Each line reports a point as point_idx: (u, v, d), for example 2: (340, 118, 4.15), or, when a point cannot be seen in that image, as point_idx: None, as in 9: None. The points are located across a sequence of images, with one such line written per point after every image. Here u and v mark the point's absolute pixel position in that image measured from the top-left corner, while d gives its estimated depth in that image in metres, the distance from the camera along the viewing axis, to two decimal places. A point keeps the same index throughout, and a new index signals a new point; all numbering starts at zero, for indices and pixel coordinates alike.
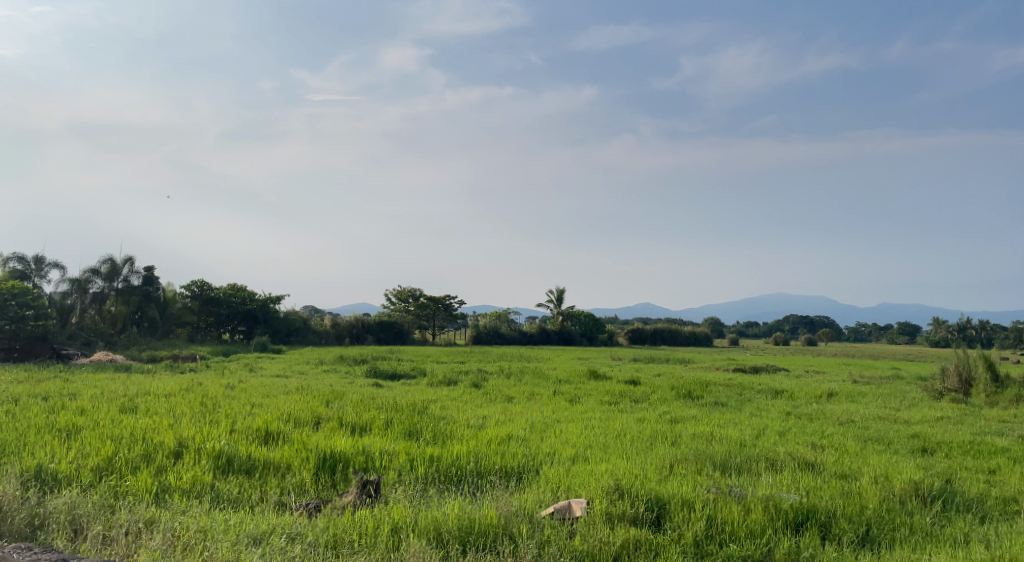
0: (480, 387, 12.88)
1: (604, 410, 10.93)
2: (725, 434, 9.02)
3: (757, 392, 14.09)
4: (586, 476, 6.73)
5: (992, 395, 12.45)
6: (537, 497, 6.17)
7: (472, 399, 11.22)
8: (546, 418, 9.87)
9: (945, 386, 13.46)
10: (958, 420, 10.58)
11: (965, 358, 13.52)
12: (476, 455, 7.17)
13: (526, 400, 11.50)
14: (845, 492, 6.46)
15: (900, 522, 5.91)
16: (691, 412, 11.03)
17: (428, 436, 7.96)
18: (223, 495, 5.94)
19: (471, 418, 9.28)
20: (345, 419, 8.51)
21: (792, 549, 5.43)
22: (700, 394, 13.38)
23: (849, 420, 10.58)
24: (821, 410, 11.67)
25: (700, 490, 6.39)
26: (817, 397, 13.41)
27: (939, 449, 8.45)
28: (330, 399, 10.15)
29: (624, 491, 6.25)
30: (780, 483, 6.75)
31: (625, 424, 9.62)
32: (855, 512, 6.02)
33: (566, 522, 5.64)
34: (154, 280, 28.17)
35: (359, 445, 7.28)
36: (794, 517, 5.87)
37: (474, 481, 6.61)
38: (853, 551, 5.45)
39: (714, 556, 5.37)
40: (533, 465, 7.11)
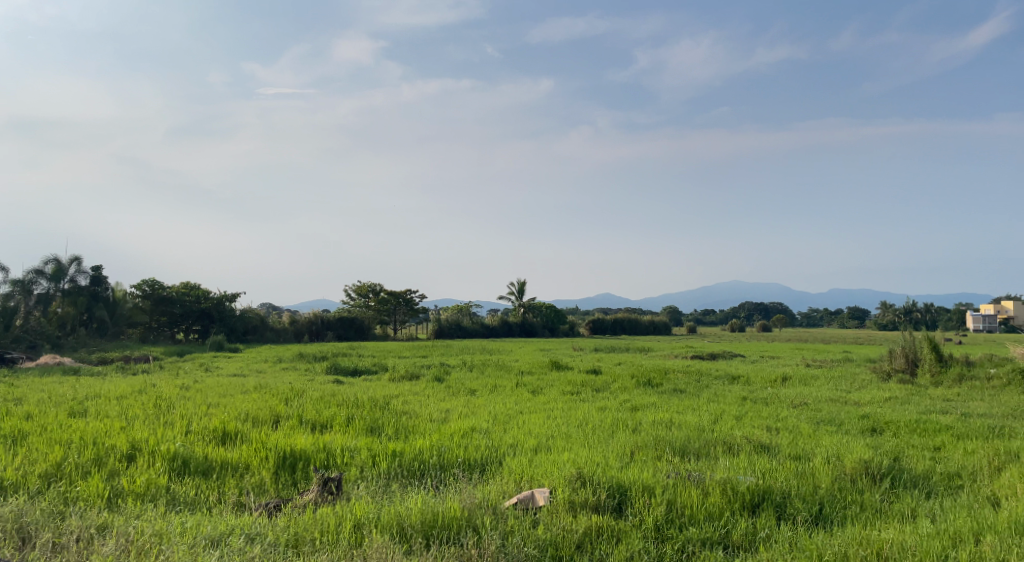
0: (443, 381, 12.87)
1: (566, 399, 11.04)
2: (683, 420, 9.19)
3: (715, 378, 14.38)
4: (548, 466, 6.79)
5: (937, 374, 12.93)
6: (499, 488, 6.21)
7: (435, 393, 11.20)
8: (508, 409, 9.92)
9: (892, 366, 13.89)
10: (904, 400, 10.98)
11: (911, 340, 14.01)
12: (439, 449, 7.18)
13: (488, 393, 11.53)
14: (800, 473, 6.66)
15: (851, 500, 6.11)
16: (651, 399, 11.21)
17: (390, 431, 7.93)
18: (179, 497, 5.84)
19: (434, 412, 9.27)
20: (305, 417, 8.42)
21: (748, 529, 5.58)
22: (659, 381, 13.60)
23: (802, 403, 10.88)
24: (776, 394, 11.97)
25: (661, 475, 6.51)
26: (771, 382, 13.75)
27: (888, 428, 8.75)
28: (289, 397, 10.02)
29: (586, 479, 6.33)
30: (737, 465, 6.91)
31: (585, 413, 9.73)
32: (809, 491, 6.21)
33: (529, 512, 5.70)
34: (102, 280, 27.39)
35: (319, 442, 7.21)
36: (750, 499, 6.02)
37: (438, 474, 6.62)
38: (807, 529, 5.62)
39: (674, 539, 5.47)
40: (496, 457, 7.14)
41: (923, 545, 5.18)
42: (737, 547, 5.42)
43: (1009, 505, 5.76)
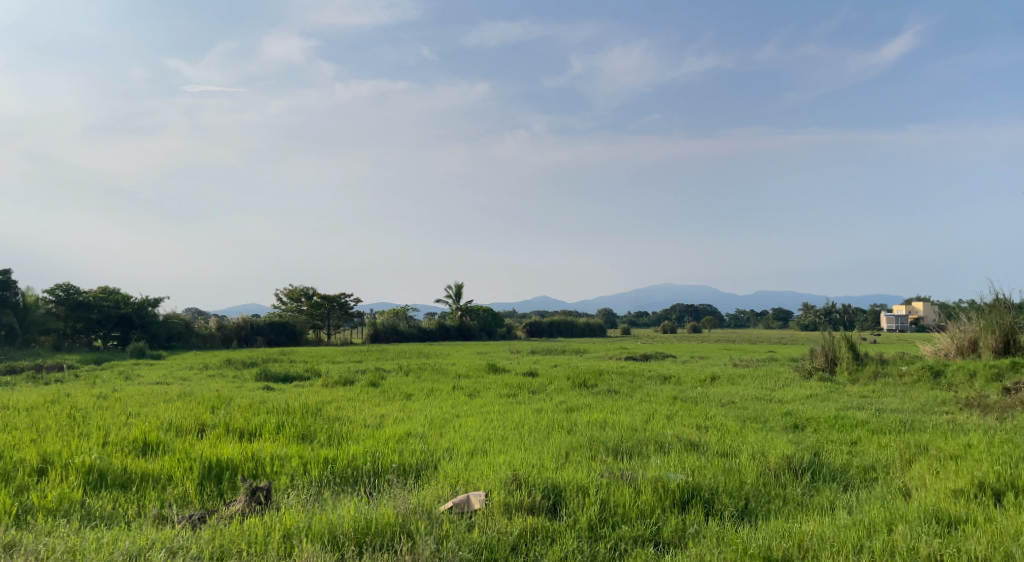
0: (378, 386, 12.71)
1: (503, 402, 11.08)
2: (617, 421, 9.33)
3: (648, 379, 14.67)
4: (484, 469, 6.80)
5: (854, 372, 13.56)
6: (434, 492, 6.18)
7: (369, 398, 11.06)
8: (444, 413, 9.88)
9: (813, 365, 14.51)
10: (825, 397, 11.47)
11: (830, 339, 14.66)
12: (373, 455, 7.09)
13: (423, 397, 11.45)
14: (727, 469, 6.88)
15: (775, 494, 6.34)
16: (586, 400, 11.36)
17: (323, 438, 7.78)
18: (95, 512, 5.59)
19: (368, 417, 9.15)
20: (232, 425, 8.19)
21: (679, 526, 5.72)
22: (594, 382, 13.79)
23: (730, 401, 11.23)
24: (705, 393, 12.31)
25: (594, 475, 6.61)
26: (701, 381, 14.14)
27: (809, 424, 9.12)
28: (216, 404, 9.72)
29: (521, 481, 6.37)
30: (668, 463, 7.08)
31: (522, 416, 9.78)
32: (736, 487, 6.42)
33: (464, 515, 5.71)
34: (11, 285, 26.08)
35: (248, 451, 7.01)
36: (680, 495, 6.18)
37: (371, 480, 6.53)
38: (733, 524, 5.79)
39: (607, 538, 5.56)
40: (432, 461, 7.10)
41: (841, 535, 5.41)
42: (667, 543, 5.55)
43: (920, 496, 6.09)
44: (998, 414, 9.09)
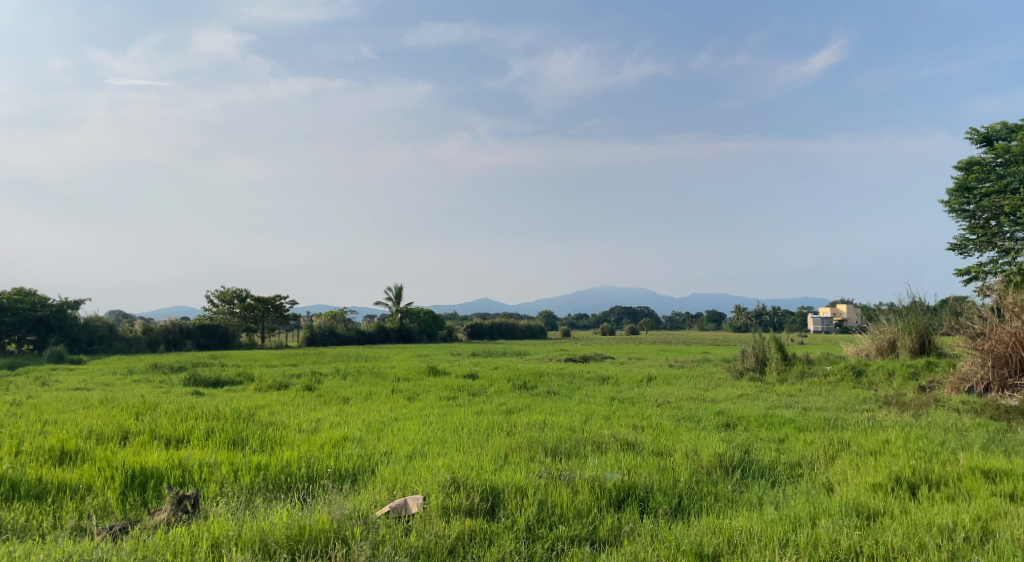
0: (314, 390, 12.47)
1: (442, 405, 11.02)
2: (555, 422, 9.41)
3: (586, 380, 14.86)
4: (422, 472, 6.75)
5: (782, 372, 14.04)
6: (371, 497, 6.10)
7: (305, 403, 10.84)
8: (382, 416, 9.77)
9: (744, 365, 14.99)
10: (755, 396, 11.84)
11: (760, 340, 15.17)
12: (308, 460, 6.95)
13: (361, 401, 11.28)
14: (661, 468, 7.03)
15: (707, 492, 6.50)
16: (525, 402, 11.43)
17: (255, 444, 7.58)
18: (6, 525, 5.31)
19: (303, 422, 8.97)
20: (157, 432, 7.90)
21: (614, 525, 5.80)
22: (533, 384, 13.88)
23: (665, 402, 11.47)
24: (641, 393, 12.54)
25: (532, 476, 6.65)
26: (638, 382, 14.39)
27: (740, 423, 9.39)
28: (141, 411, 9.35)
29: (460, 483, 6.35)
30: (605, 463, 7.18)
31: (460, 418, 9.75)
32: (670, 485, 6.56)
33: (401, 519, 5.66)
34: None
35: (174, 458, 6.78)
36: (616, 494, 6.27)
37: (305, 487, 6.40)
38: (666, 521, 5.92)
39: (543, 538, 5.60)
40: (369, 466, 7.01)
41: (768, 530, 5.59)
42: (603, 542, 5.62)
43: (842, 490, 6.35)
44: (913, 411, 9.55)
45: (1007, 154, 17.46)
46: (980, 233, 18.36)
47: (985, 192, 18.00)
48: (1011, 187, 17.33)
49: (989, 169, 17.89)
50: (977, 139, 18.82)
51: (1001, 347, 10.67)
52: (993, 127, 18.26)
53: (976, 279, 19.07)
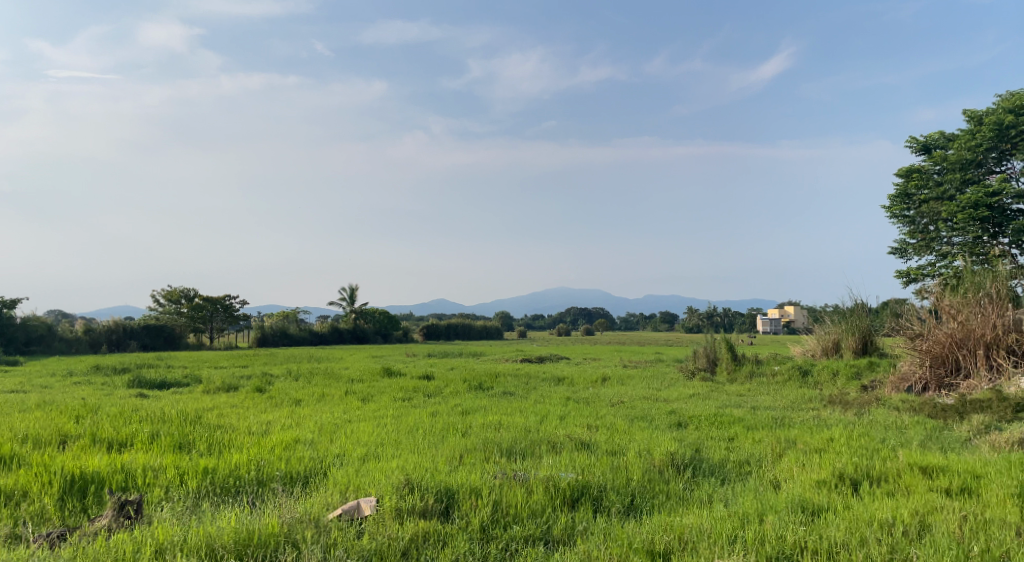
0: (264, 391, 12.25)
1: (397, 406, 10.93)
2: (511, 422, 9.43)
3: (541, 380, 14.91)
4: (376, 474, 6.68)
5: (732, 372, 14.34)
6: (322, 500, 6.02)
7: (255, 405, 10.63)
8: (335, 418, 9.65)
9: (696, 365, 15.29)
10: (706, 396, 12.06)
11: (711, 341, 15.47)
12: (258, 463, 6.82)
13: (314, 402, 11.11)
14: (614, 467, 7.10)
15: (659, 490, 6.60)
16: (480, 403, 11.43)
17: (202, 447, 7.40)
18: None
19: (253, 424, 8.79)
20: (99, 435, 7.65)
21: (568, 524, 5.84)
22: (489, 384, 13.89)
23: (619, 401, 11.60)
24: (596, 393, 12.67)
25: (487, 476, 6.64)
26: (593, 382, 14.52)
27: (691, 422, 9.55)
28: (81, 414, 9.04)
29: (413, 485, 6.31)
30: (560, 463, 7.23)
31: (415, 419, 9.68)
32: (623, 484, 6.63)
33: (354, 522, 5.61)
34: None
35: (116, 462, 6.57)
36: (570, 494, 6.31)
37: (254, 490, 6.28)
38: (619, 519, 5.98)
39: (497, 538, 5.61)
40: (321, 468, 6.91)
41: (717, 527, 5.70)
42: (557, 541, 5.65)
43: (789, 487, 6.51)
44: (856, 409, 9.86)
45: (944, 162, 18.08)
46: (920, 238, 19.04)
47: (923, 198, 18.66)
48: (949, 194, 17.99)
49: (927, 176, 18.53)
50: (917, 147, 19.50)
51: (939, 348, 11.10)
52: (931, 136, 18.93)
53: (915, 281, 19.81)
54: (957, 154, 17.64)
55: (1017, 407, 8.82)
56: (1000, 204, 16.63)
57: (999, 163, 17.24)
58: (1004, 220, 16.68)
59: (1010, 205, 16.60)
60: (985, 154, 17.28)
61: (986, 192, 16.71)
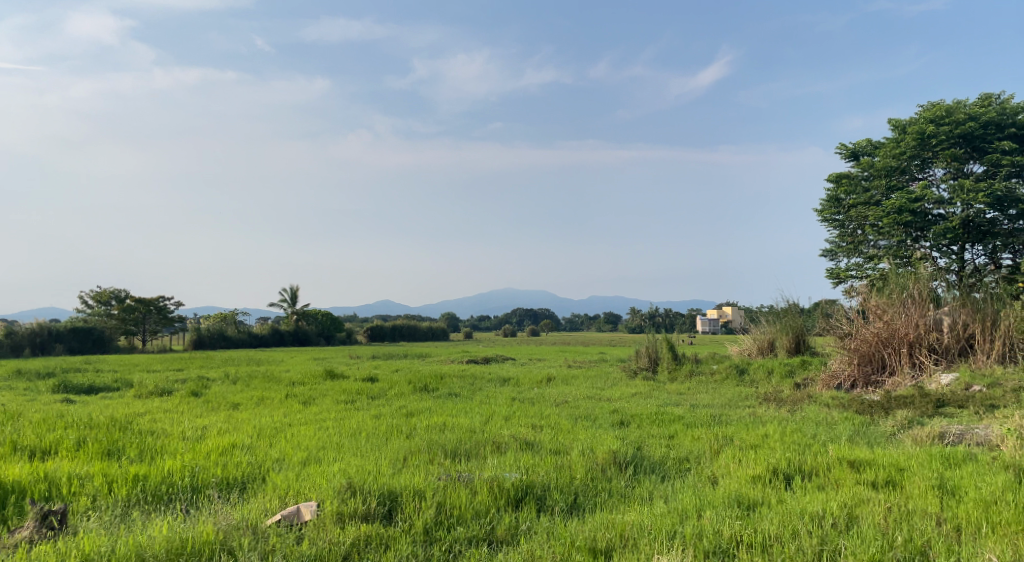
0: (200, 395, 11.89)
1: (339, 409, 10.76)
2: (456, 423, 9.39)
3: (487, 381, 14.89)
4: (316, 479, 6.56)
5: (672, 371, 14.63)
6: (260, 506, 5.88)
7: (190, 409, 10.30)
8: (275, 422, 9.44)
9: (638, 365, 15.52)
10: (647, 395, 12.26)
11: (653, 341, 15.75)
12: (192, 469, 6.61)
13: (252, 406, 10.83)
14: (558, 466, 7.16)
15: (601, 488, 6.67)
16: (425, 404, 11.35)
17: (132, 454, 7.14)
18: None
19: (187, 429, 8.51)
20: (21, 443, 7.30)
21: (511, 524, 5.84)
22: (434, 386, 13.81)
23: (564, 401, 11.69)
24: (541, 393, 12.72)
25: (431, 478, 6.60)
26: (538, 382, 14.60)
27: (633, 421, 9.70)
28: (1, 420, 8.62)
29: (355, 488, 6.22)
30: (504, 463, 7.24)
31: (357, 422, 9.55)
32: (566, 483, 6.69)
33: (293, 528, 5.50)
34: None
35: (39, 471, 6.28)
36: (514, 494, 6.32)
37: (188, 498, 6.09)
38: (561, 517, 6.02)
39: (441, 540, 5.58)
40: (260, 473, 6.74)
41: (657, 523, 5.79)
42: (500, 542, 5.65)
43: (726, 482, 6.67)
44: (789, 406, 10.18)
45: (871, 169, 18.81)
46: (849, 241, 19.78)
47: (852, 203, 19.39)
48: (875, 199, 18.73)
49: (856, 182, 19.27)
50: (846, 154, 20.25)
51: (866, 347, 11.55)
52: (860, 144, 19.70)
53: (845, 283, 20.58)
54: (883, 161, 18.36)
55: (938, 403, 9.24)
56: (922, 210, 17.37)
57: (921, 170, 17.98)
58: (926, 225, 17.44)
59: (931, 210, 17.36)
60: (909, 161, 17.98)
61: (909, 197, 17.44)
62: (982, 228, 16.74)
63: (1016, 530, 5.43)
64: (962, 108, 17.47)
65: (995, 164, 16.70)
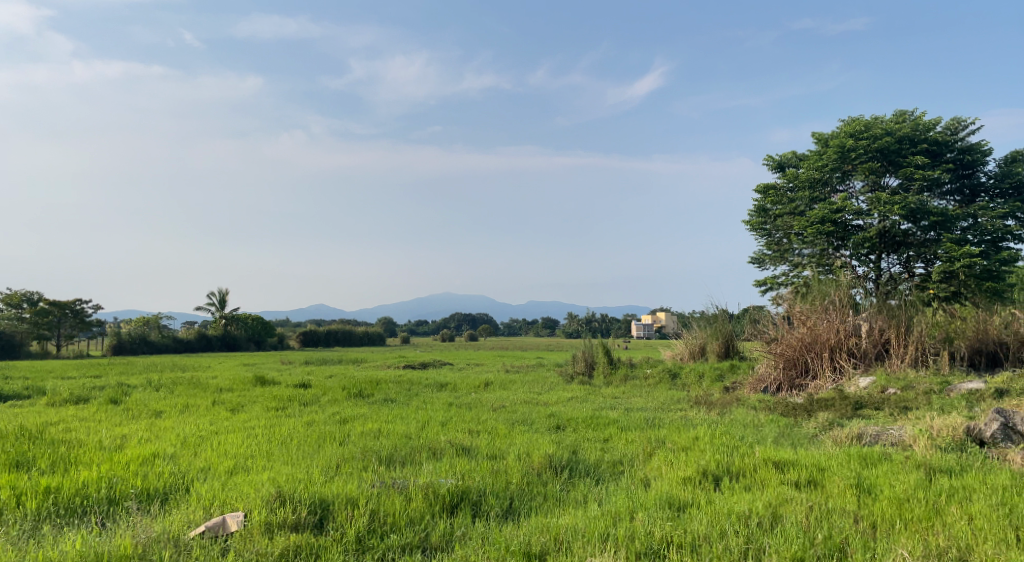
0: (119, 403, 11.39)
1: (270, 416, 10.47)
2: (391, 429, 9.27)
3: (424, 386, 14.77)
4: (244, 488, 6.36)
5: (608, 375, 14.83)
6: (183, 517, 5.65)
7: (108, 418, 9.85)
8: (200, 430, 9.10)
9: (575, 370, 15.66)
10: (583, 399, 12.39)
11: (589, 346, 15.95)
12: (110, 480, 6.31)
13: (176, 414, 10.42)
14: (495, 471, 7.14)
15: (537, 492, 6.69)
16: (360, 410, 11.18)
17: (44, 465, 6.76)
18: None
19: (105, 439, 8.12)
20: None
21: (446, 530, 5.79)
22: (369, 391, 13.60)
23: (501, 406, 11.70)
24: (477, 398, 12.69)
25: (365, 486, 6.48)
26: (475, 387, 14.57)
27: (569, 425, 9.78)
28: None
29: (285, 497, 6.06)
30: (440, 469, 7.18)
31: (289, 429, 9.32)
32: (502, 487, 6.68)
33: (218, 539, 5.31)
34: None
35: None
36: (448, 500, 6.27)
37: (104, 510, 5.81)
38: (496, 522, 6.01)
39: (374, 549, 5.48)
40: (183, 484, 6.48)
41: (591, 526, 5.85)
42: (435, 548, 5.59)
43: (658, 484, 6.79)
44: (719, 410, 10.45)
45: (795, 180, 19.56)
46: (775, 249, 20.49)
47: (778, 213, 20.10)
48: (799, 209, 19.47)
49: (782, 193, 20.00)
50: (772, 165, 20.99)
51: (791, 351, 11.97)
52: (785, 156, 20.45)
53: (771, 289, 21.27)
54: (806, 173, 19.10)
55: (856, 404, 9.66)
56: (842, 220, 18.12)
57: (842, 182, 18.78)
58: (846, 235, 18.22)
59: (851, 220, 18.14)
60: (831, 174, 18.76)
61: (831, 208, 18.19)
62: (897, 238, 17.58)
63: (927, 526, 5.70)
64: (879, 125, 18.36)
65: (909, 177, 17.57)
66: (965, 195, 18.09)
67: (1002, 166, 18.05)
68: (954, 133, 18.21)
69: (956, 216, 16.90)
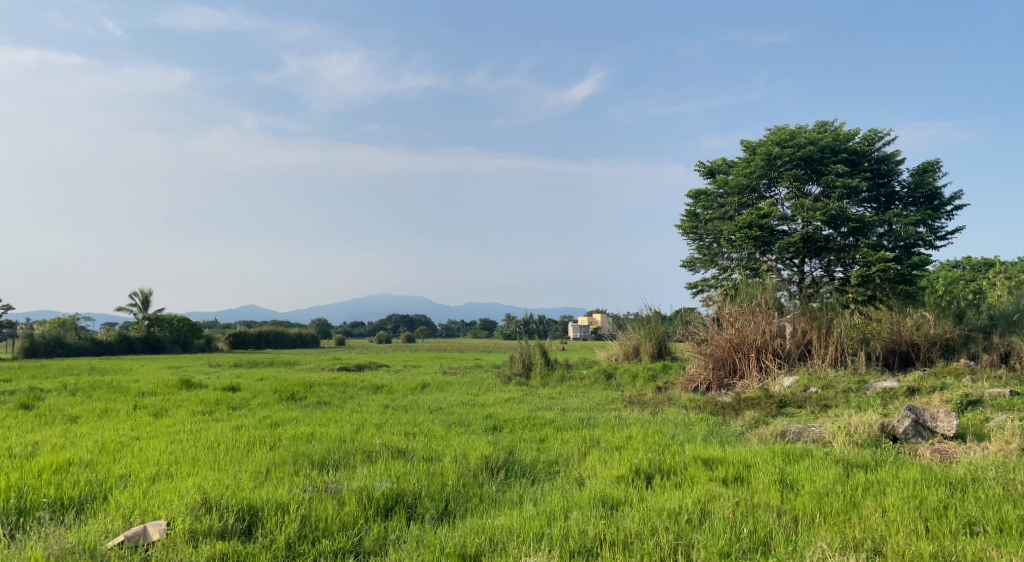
0: (33, 408, 10.79)
1: (196, 420, 10.10)
2: (324, 433, 9.09)
3: (359, 389, 14.54)
4: (167, 495, 6.12)
5: (544, 376, 14.94)
6: (101, 527, 5.40)
7: (20, 424, 9.32)
8: (120, 436, 8.71)
9: (512, 371, 15.71)
10: (520, 400, 12.44)
11: (526, 347, 16.03)
12: (20, 489, 5.98)
13: (94, 420, 9.93)
14: (430, 473, 7.09)
15: (473, 493, 6.68)
16: (292, 413, 10.91)
17: None
18: None
19: (15, 446, 7.69)
20: None
21: (379, 534, 5.72)
22: (302, 394, 13.30)
23: (437, 407, 11.64)
24: (413, 400, 12.57)
25: (295, 491, 6.34)
26: (411, 389, 14.43)
27: (506, 426, 9.80)
28: None
29: (211, 504, 5.86)
30: (373, 473, 7.08)
31: (217, 434, 9.02)
32: (437, 490, 6.64)
33: (139, 549, 5.10)
34: None
35: None
36: (382, 503, 6.18)
37: (13, 521, 5.50)
38: (430, 525, 5.96)
39: (305, 555, 5.36)
40: (101, 492, 6.19)
41: (526, 527, 5.87)
42: (368, 552, 5.51)
43: (592, 483, 6.87)
44: (652, 409, 10.67)
45: (725, 186, 20.16)
46: (706, 253, 21.04)
47: (709, 218, 20.66)
48: (729, 214, 20.06)
49: (712, 198, 20.58)
50: (704, 171, 21.54)
51: (720, 352, 12.32)
52: (716, 162, 21.03)
53: (702, 292, 21.84)
54: (735, 180, 19.68)
55: (780, 403, 10.02)
56: (769, 226, 18.77)
57: (769, 189, 19.45)
58: (772, 240, 18.86)
59: (776, 226, 18.81)
60: (758, 180, 19.41)
61: (758, 214, 18.81)
62: (819, 244, 18.31)
63: (844, 519, 5.96)
64: (803, 134, 19.09)
65: (830, 185, 18.33)
66: (881, 203, 18.96)
67: (914, 176, 19.02)
68: (872, 143, 19.09)
69: (873, 222, 17.71)
